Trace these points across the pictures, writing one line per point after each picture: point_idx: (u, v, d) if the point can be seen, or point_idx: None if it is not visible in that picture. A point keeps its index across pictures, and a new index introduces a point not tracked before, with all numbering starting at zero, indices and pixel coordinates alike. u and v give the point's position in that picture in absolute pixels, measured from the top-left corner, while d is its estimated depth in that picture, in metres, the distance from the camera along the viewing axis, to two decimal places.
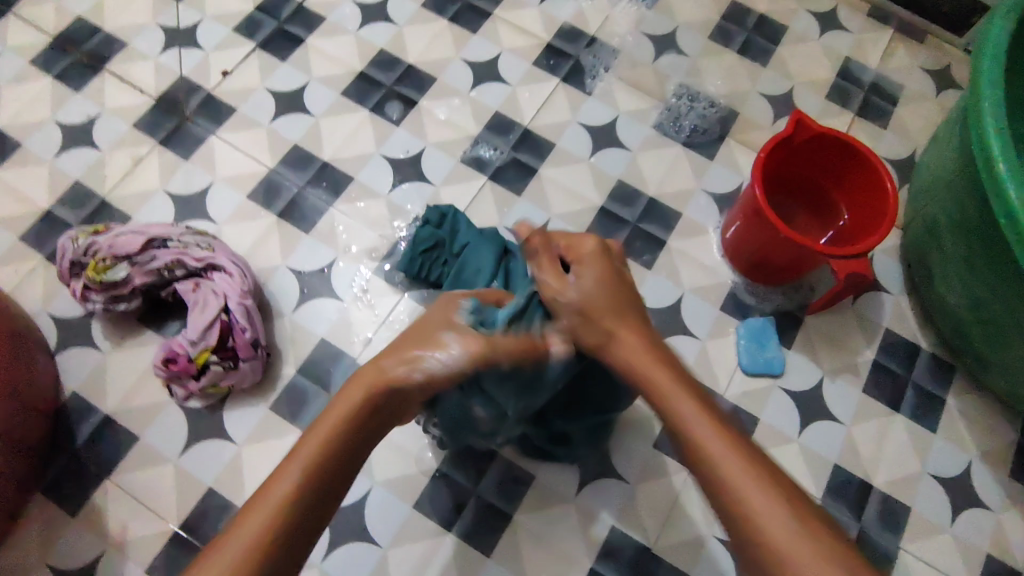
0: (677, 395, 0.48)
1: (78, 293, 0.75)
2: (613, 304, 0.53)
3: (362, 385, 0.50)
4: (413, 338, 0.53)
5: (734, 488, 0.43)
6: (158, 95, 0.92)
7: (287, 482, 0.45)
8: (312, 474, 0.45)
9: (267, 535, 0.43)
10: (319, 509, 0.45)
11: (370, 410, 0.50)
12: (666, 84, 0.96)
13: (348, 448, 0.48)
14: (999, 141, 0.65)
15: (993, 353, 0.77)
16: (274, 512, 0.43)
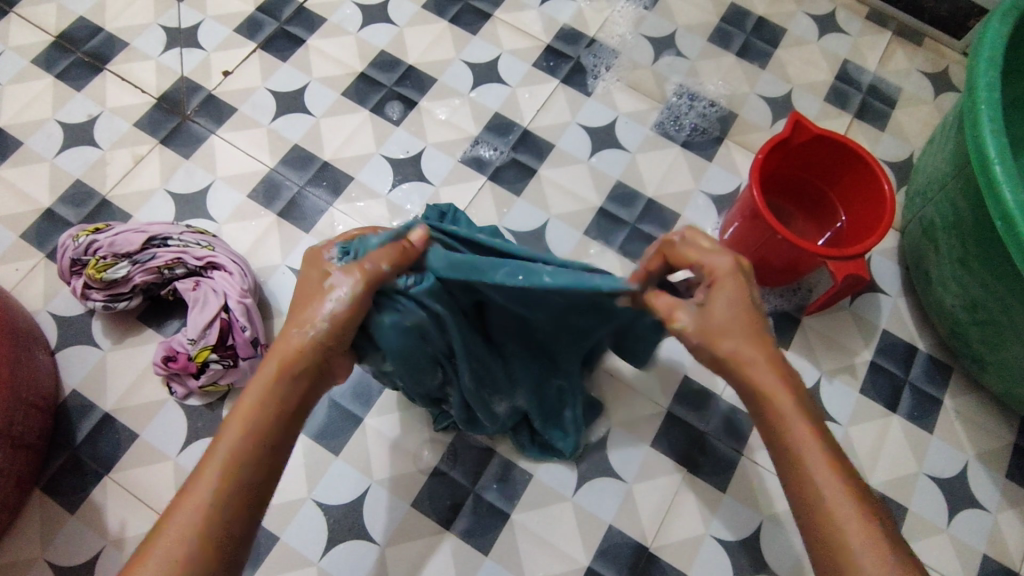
0: (793, 417, 0.47)
1: (78, 291, 0.76)
2: (740, 323, 0.48)
3: (272, 359, 0.49)
4: (301, 298, 0.50)
5: (824, 494, 0.46)
6: (159, 94, 0.93)
7: (212, 471, 0.47)
8: (236, 461, 0.48)
9: (200, 517, 0.46)
10: (250, 487, 0.48)
11: (289, 382, 0.50)
12: (665, 85, 0.97)
13: (270, 425, 0.49)
14: (995, 144, 0.66)
15: (989, 354, 0.77)
16: (203, 498, 0.46)
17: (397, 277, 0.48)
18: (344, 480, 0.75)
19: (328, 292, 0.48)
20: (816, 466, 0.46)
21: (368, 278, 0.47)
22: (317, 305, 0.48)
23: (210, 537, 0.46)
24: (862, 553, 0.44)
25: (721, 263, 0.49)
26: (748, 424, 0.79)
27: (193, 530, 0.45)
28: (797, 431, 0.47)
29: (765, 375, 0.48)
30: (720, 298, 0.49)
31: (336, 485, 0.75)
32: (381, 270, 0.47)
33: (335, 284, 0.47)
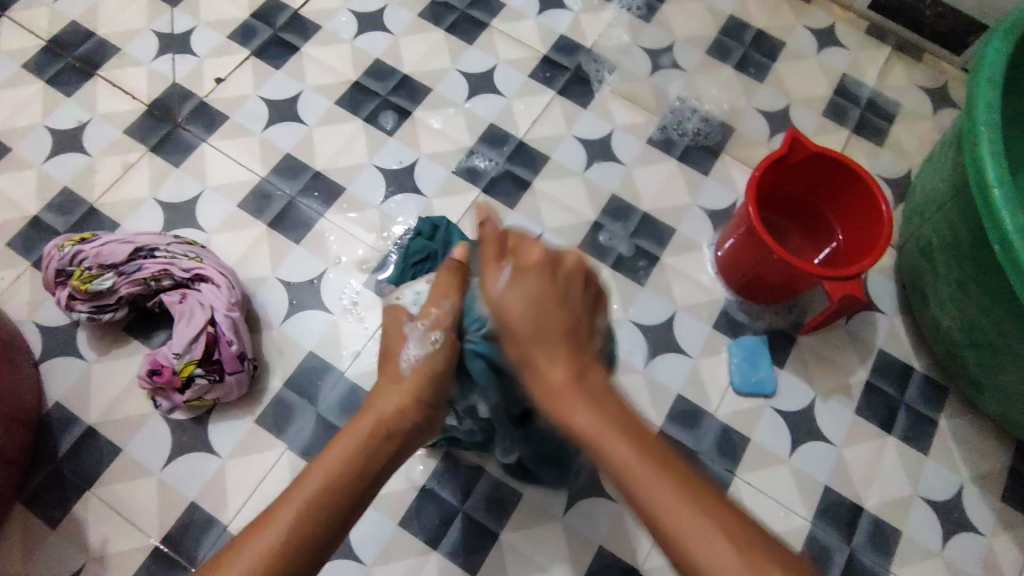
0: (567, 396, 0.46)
1: (63, 302, 0.74)
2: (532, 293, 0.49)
3: (374, 412, 0.54)
4: (388, 350, 0.59)
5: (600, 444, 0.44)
6: (149, 101, 0.91)
7: (285, 520, 0.47)
8: (313, 506, 0.48)
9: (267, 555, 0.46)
10: (316, 543, 0.48)
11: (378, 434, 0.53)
12: (662, 98, 0.96)
13: (352, 481, 0.50)
14: (994, 166, 0.65)
15: (986, 376, 0.76)
16: (274, 538, 0.47)
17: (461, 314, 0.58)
18: None
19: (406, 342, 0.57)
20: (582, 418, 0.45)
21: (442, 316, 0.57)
22: (404, 349, 0.57)
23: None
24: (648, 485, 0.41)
25: (531, 250, 0.51)
26: (743, 441, 0.79)
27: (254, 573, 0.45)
28: (629, 456, 0.43)
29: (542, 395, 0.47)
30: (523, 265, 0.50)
31: None
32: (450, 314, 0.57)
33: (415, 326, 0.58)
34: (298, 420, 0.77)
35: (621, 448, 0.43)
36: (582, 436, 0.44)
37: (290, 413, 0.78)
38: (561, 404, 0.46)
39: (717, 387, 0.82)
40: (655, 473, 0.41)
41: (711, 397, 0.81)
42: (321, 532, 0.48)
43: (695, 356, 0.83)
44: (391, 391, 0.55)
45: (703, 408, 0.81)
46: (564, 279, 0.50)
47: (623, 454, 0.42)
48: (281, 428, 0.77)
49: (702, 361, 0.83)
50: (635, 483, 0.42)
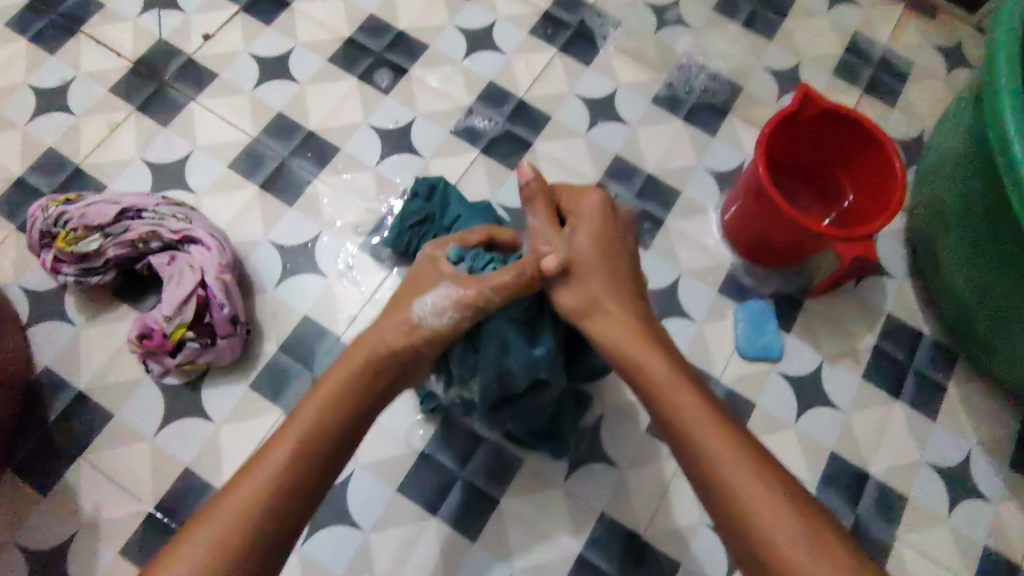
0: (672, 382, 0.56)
1: (48, 264, 0.72)
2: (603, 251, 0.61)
3: (361, 353, 0.57)
4: (409, 294, 0.59)
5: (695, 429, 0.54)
6: (135, 58, 0.88)
7: (282, 452, 0.51)
8: (307, 440, 0.52)
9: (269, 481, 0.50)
10: (328, 453, 0.53)
11: (372, 375, 0.56)
12: (668, 55, 0.92)
13: (346, 417, 0.55)
14: (1014, 121, 0.62)
15: (998, 340, 0.74)
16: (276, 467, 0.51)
17: (507, 300, 0.55)
18: None
19: (430, 295, 0.57)
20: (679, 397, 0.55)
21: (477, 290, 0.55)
22: (422, 302, 0.57)
23: (260, 518, 0.49)
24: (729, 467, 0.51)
25: (588, 199, 0.63)
26: (748, 407, 0.78)
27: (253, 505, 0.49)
28: (717, 445, 0.53)
29: (620, 329, 0.59)
30: (587, 230, 0.62)
31: None
32: (493, 298, 0.55)
33: (443, 288, 0.57)
34: (293, 385, 0.76)
35: (691, 413, 0.54)
36: (666, 396, 0.56)
37: (285, 378, 0.76)
38: (642, 363, 0.57)
39: (722, 351, 0.80)
40: (713, 435, 0.53)
41: (715, 362, 0.79)
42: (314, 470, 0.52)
43: (700, 321, 0.81)
44: (392, 334, 0.57)
45: (708, 373, 0.79)
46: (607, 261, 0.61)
47: (690, 414, 0.54)
48: (276, 393, 0.75)
49: (707, 326, 0.81)
50: (698, 438, 0.53)
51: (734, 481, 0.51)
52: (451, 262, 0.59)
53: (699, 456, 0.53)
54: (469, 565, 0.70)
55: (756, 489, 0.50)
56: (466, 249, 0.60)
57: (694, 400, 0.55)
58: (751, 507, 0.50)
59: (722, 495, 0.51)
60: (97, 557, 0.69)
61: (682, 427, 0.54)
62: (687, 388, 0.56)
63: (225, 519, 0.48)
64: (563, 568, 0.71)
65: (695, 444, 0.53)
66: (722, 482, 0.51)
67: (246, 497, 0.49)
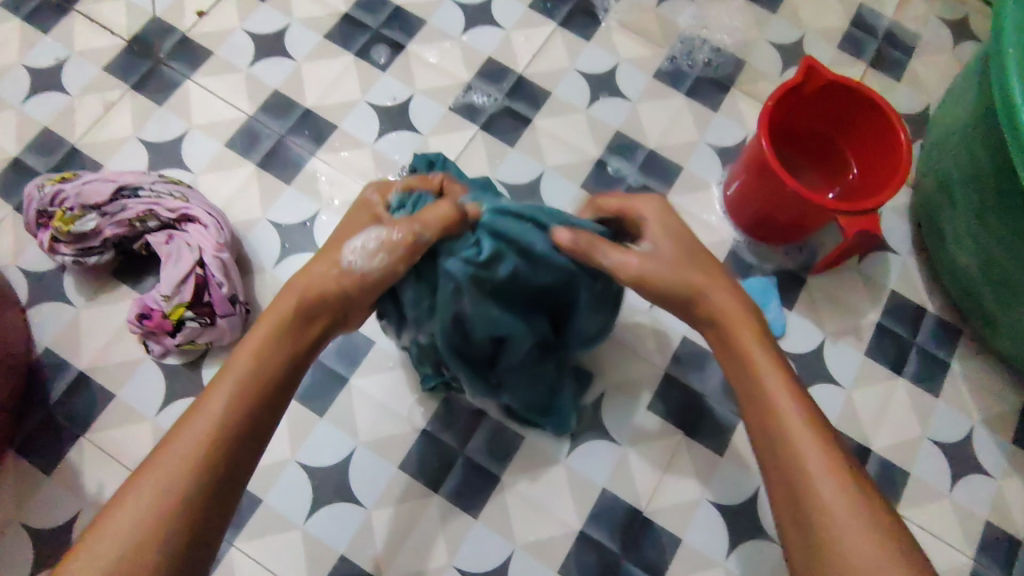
0: (749, 344, 0.53)
1: (45, 244, 0.71)
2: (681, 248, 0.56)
3: (290, 294, 0.52)
4: (345, 233, 0.54)
5: (780, 402, 0.49)
6: (129, 36, 0.87)
7: (219, 401, 0.47)
8: (238, 396, 0.47)
9: (200, 443, 0.45)
10: (259, 407, 0.48)
11: (304, 318, 0.51)
12: (670, 29, 0.91)
13: (276, 366, 0.50)
14: (1022, 90, 0.61)
15: (1002, 315, 0.74)
16: (205, 427, 0.46)
17: (449, 238, 0.48)
18: (327, 443, 0.73)
19: (362, 236, 0.51)
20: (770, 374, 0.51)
21: (411, 228, 0.49)
22: (352, 244, 0.51)
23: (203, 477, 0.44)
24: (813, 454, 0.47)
25: (647, 202, 0.58)
26: None
27: (193, 462, 0.44)
28: (809, 444, 0.47)
29: (726, 307, 0.54)
30: (659, 233, 0.56)
31: (321, 447, 0.73)
32: (428, 236, 0.48)
33: (375, 232, 0.51)
34: None
35: (784, 397, 0.49)
36: (757, 368, 0.51)
37: None
38: (743, 337, 0.53)
39: None
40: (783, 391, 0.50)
41: None
42: (246, 426, 0.47)
43: None
44: (325, 272, 0.52)
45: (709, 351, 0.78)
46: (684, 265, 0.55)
47: (784, 402, 0.49)
48: None
49: None
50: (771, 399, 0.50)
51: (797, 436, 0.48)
52: (391, 208, 0.55)
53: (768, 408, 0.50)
54: (471, 541, 0.71)
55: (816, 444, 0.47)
56: (409, 193, 0.55)
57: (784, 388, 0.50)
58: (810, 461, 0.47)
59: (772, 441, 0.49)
60: None
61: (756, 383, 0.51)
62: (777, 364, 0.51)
63: (164, 479, 0.44)
64: (564, 544, 0.71)
65: (799, 449, 0.47)
66: (801, 471, 0.46)
67: (183, 452, 0.45)
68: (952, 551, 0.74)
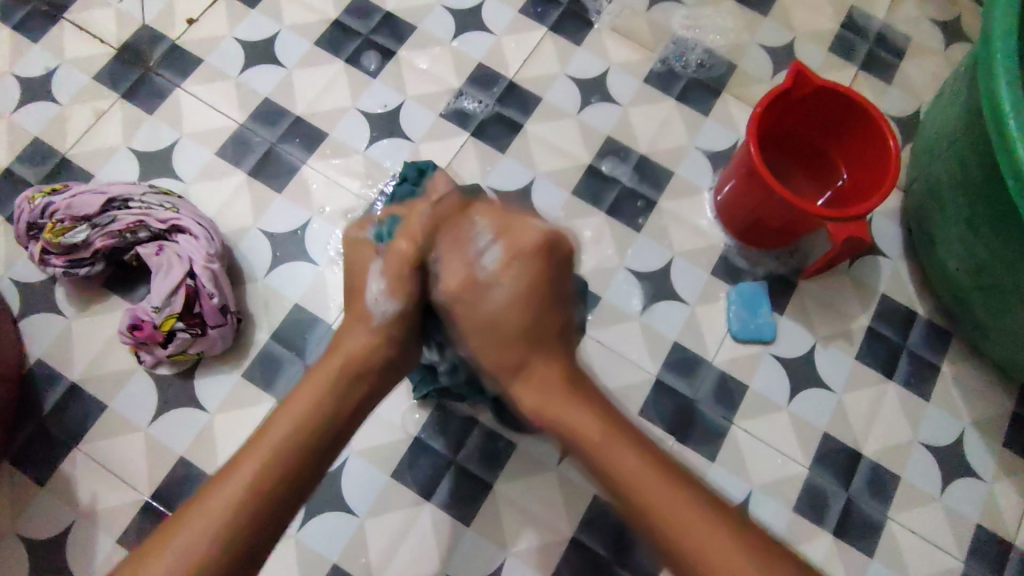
0: (564, 404, 0.49)
1: (36, 256, 0.71)
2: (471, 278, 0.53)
3: (341, 354, 0.53)
4: (356, 282, 0.57)
5: (587, 433, 0.47)
6: (119, 44, 0.86)
7: (247, 473, 0.46)
8: (277, 460, 0.47)
9: (229, 520, 0.45)
10: (300, 472, 0.48)
11: (355, 378, 0.52)
12: (660, 33, 0.90)
13: (338, 409, 0.51)
14: (1010, 97, 0.61)
15: (992, 319, 0.74)
16: (237, 500, 0.45)
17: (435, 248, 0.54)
18: None
19: (371, 278, 0.55)
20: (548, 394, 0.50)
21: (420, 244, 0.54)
22: (368, 287, 0.55)
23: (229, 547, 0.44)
24: (639, 484, 0.45)
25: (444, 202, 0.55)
26: (740, 389, 0.78)
27: (210, 542, 0.44)
28: (633, 473, 0.45)
29: (504, 341, 0.52)
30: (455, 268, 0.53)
31: None
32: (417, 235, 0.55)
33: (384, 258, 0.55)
34: (286, 373, 0.76)
35: (577, 416, 0.48)
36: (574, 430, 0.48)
37: (277, 366, 0.76)
38: (555, 399, 0.50)
39: (715, 334, 0.80)
40: (575, 407, 0.49)
41: (708, 344, 0.79)
42: (271, 508, 0.46)
43: (693, 304, 0.80)
44: (359, 331, 0.54)
45: (700, 356, 0.79)
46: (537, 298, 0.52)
47: (570, 414, 0.49)
48: (268, 382, 0.75)
49: (700, 308, 0.80)
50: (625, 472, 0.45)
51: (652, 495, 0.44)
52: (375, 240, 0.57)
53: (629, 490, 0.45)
54: (464, 549, 0.71)
55: (673, 497, 0.44)
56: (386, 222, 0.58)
57: (588, 416, 0.48)
58: (672, 511, 0.43)
59: (627, 496, 0.45)
60: (95, 546, 0.70)
61: (624, 484, 0.45)
62: (604, 423, 0.48)
63: (186, 546, 0.44)
64: (556, 551, 0.71)
65: (626, 481, 0.45)
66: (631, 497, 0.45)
67: (225, 506, 0.45)
68: (943, 554, 0.74)
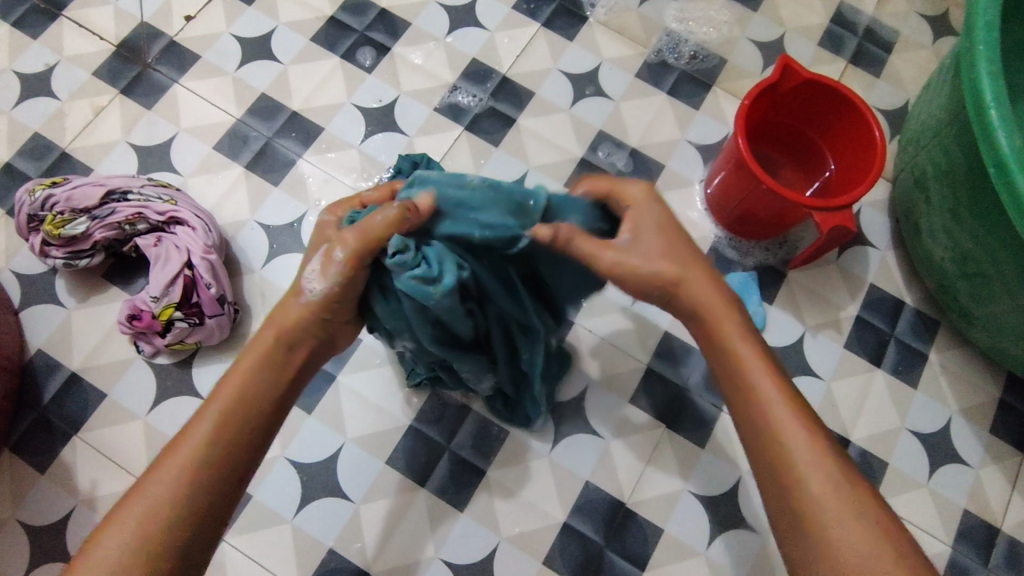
0: (729, 323, 0.53)
1: (37, 248, 0.73)
2: (664, 233, 0.54)
3: (269, 328, 0.52)
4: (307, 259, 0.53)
5: (741, 355, 0.52)
6: (118, 41, 0.88)
7: (199, 435, 0.49)
8: (206, 455, 0.48)
9: (158, 514, 0.46)
10: (231, 460, 0.49)
11: (283, 350, 0.52)
12: (651, 29, 0.92)
13: (263, 394, 0.51)
14: (991, 87, 0.62)
15: (977, 307, 0.75)
16: (165, 496, 0.47)
17: (390, 240, 0.49)
18: (315, 439, 0.74)
19: (314, 262, 0.51)
20: (714, 312, 0.54)
21: (371, 234, 0.49)
22: (305, 270, 0.52)
23: (182, 513, 0.47)
24: (795, 443, 0.48)
25: (630, 185, 0.56)
26: None
27: (162, 513, 0.46)
28: (785, 418, 0.49)
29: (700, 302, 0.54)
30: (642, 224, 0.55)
31: (310, 444, 0.74)
32: (371, 232, 0.49)
33: (336, 247, 0.50)
34: None
35: (746, 351, 0.52)
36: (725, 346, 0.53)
37: None
38: (716, 318, 0.54)
39: None
40: (738, 330, 0.53)
41: None
42: (205, 499, 0.48)
43: None
44: (291, 306, 0.52)
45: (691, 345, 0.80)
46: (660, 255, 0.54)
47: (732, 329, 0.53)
48: None
49: None
50: (790, 447, 0.48)
51: (806, 476, 0.47)
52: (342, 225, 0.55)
53: (778, 450, 0.48)
54: (458, 535, 0.72)
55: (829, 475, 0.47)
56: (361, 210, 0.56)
57: (743, 340, 0.53)
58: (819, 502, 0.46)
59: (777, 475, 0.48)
60: (94, 532, 0.71)
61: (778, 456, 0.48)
62: (777, 387, 0.50)
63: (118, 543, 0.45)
64: (549, 536, 0.72)
65: (778, 433, 0.49)
66: (783, 462, 0.48)
67: (158, 499, 0.47)
68: (930, 538, 0.76)
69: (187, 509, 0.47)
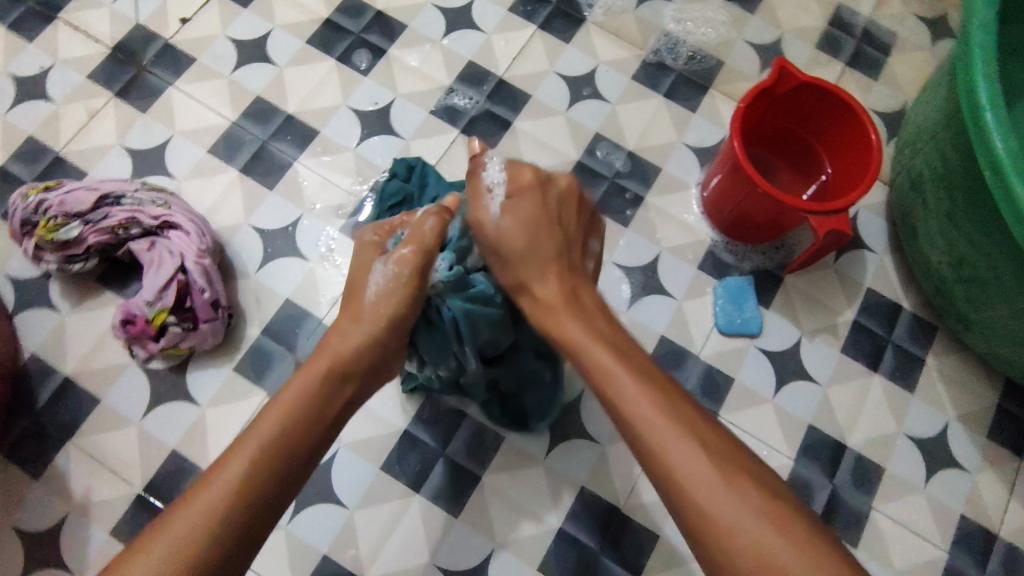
0: (597, 348, 0.51)
1: (31, 252, 0.73)
2: (527, 217, 0.56)
3: (329, 351, 0.54)
4: (354, 283, 0.57)
5: (619, 384, 0.48)
6: (113, 43, 0.87)
7: (260, 438, 0.49)
8: (265, 457, 0.48)
9: (207, 518, 0.45)
10: (287, 471, 0.49)
11: (341, 378, 0.53)
12: (648, 31, 0.91)
13: (326, 403, 0.52)
14: (987, 90, 0.62)
15: (974, 311, 0.75)
16: (218, 498, 0.46)
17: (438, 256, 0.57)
18: None
19: (376, 272, 0.55)
20: (576, 337, 0.52)
21: (497, 236, 0.55)
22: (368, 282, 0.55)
23: (213, 532, 0.45)
24: (680, 459, 0.45)
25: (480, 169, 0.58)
26: (726, 382, 0.79)
27: (206, 519, 0.45)
28: (673, 440, 0.45)
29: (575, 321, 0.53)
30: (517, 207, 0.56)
31: None
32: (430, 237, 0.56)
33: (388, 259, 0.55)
34: (277, 367, 0.77)
35: (625, 382, 0.48)
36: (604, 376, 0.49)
37: (268, 361, 0.77)
38: (559, 318, 0.53)
39: (702, 328, 0.80)
40: (628, 384, 0.48)
41: (695, 338, 0.80)
42: (255, 510, 0.47)
43: (680, 299, 0.81)
44: (355, 324, 0.55)
45: (687, 349, 0.80)
46: (547, 236, 0.56)
47: (582, 347, 0.51)
48: (260, 376, 0.76)
49: (687, 303, 0.81)
50: (671, 450, 0.45)
51: (708, 497, 0.43)
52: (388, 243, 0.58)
53: (664, 468, 0.45)
54: (452, 540, 0.72)
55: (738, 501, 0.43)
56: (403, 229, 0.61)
57: (602, 349, 0.50)
58: (730, 523, 0.42)
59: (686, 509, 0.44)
60: (88, 538, 0.71)
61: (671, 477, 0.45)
62: (659, 411, 0.46)
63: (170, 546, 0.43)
64: (544, 542, 0.72)
65: (661, 459, 0.45)
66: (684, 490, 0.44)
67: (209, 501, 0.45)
68: (926, 544, 0.75)
69: (219, 529, 0.45)
